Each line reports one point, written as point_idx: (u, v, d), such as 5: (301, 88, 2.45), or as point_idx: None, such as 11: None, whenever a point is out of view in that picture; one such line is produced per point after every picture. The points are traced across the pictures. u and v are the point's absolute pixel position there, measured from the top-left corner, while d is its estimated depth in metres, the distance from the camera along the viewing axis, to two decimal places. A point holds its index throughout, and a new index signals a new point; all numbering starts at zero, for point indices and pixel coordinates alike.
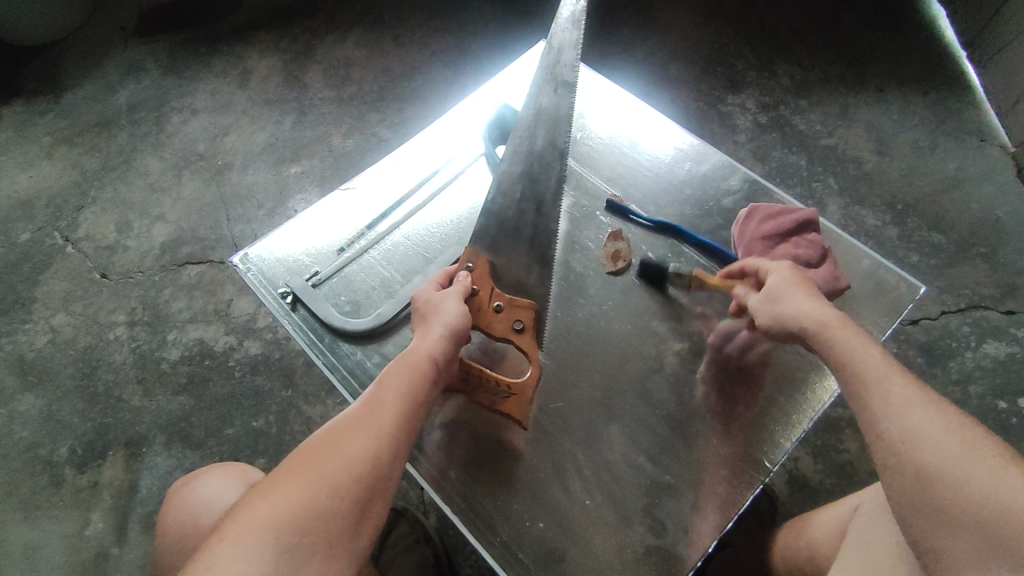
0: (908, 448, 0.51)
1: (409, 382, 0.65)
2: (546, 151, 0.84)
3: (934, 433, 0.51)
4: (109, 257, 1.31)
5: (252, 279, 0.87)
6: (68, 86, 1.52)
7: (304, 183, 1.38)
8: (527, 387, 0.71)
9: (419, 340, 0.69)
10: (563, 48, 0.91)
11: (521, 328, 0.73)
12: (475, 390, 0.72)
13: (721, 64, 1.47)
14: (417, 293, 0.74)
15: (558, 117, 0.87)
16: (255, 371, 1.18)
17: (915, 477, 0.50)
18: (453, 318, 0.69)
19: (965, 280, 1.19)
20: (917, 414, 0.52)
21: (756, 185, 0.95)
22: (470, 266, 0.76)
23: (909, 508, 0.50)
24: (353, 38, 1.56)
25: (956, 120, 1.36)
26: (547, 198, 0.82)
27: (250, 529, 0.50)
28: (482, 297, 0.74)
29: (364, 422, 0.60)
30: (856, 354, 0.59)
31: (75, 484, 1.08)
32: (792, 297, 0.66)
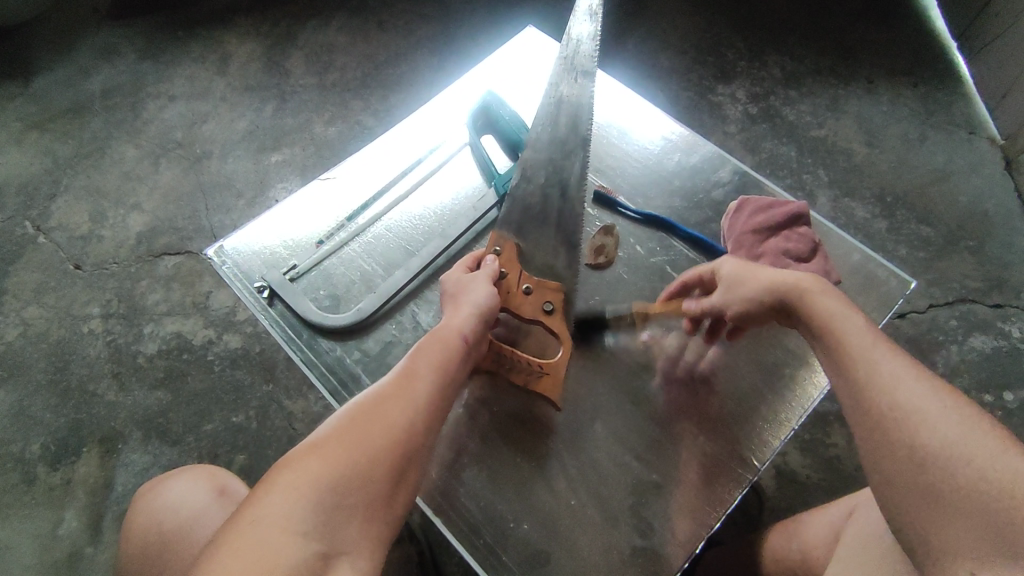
0: (898, 425, 0.49)
1: (441, 357, 0.63)
2: (570, 137, 0.83)
3: (927, 410, 0.48)
4: (83, 248, 1.26)
5: (227, 272, 0.84)
6: (38, 70, 1.46)
7: (285, 172, 1.35)
8: (560, 366, 0.71)
9: (447, 319, 0.67)
10: (583, 40, 0.89)
11: (551, 309, 0.72)
12: (508, 371, 0.71)
13: (711, 54, 1.45)
14: (445, 277, 0.73)
15: (582, 103, 0.85)
16: (235, 365, 1.15)
17: (906, 454, 0.48)
18: (481, 297, 0.68)
19: (953, 273, 1.19)
20: (910, 388, 0.50)
21: (746, 177, 0.93)
22: (497, 249, 0.74)
23: (895, 486, 0.48)
24: (335, 23, 1.52)
25: (945, 112, 1.36)
26: (572, 182, 0.80)
27: (293, 487, 0.49)
28: (511, 279, 0.73)
29: (401, 394, 0.58)
30: (836, 324, 0.57)
31: (48, 482, 1.05)
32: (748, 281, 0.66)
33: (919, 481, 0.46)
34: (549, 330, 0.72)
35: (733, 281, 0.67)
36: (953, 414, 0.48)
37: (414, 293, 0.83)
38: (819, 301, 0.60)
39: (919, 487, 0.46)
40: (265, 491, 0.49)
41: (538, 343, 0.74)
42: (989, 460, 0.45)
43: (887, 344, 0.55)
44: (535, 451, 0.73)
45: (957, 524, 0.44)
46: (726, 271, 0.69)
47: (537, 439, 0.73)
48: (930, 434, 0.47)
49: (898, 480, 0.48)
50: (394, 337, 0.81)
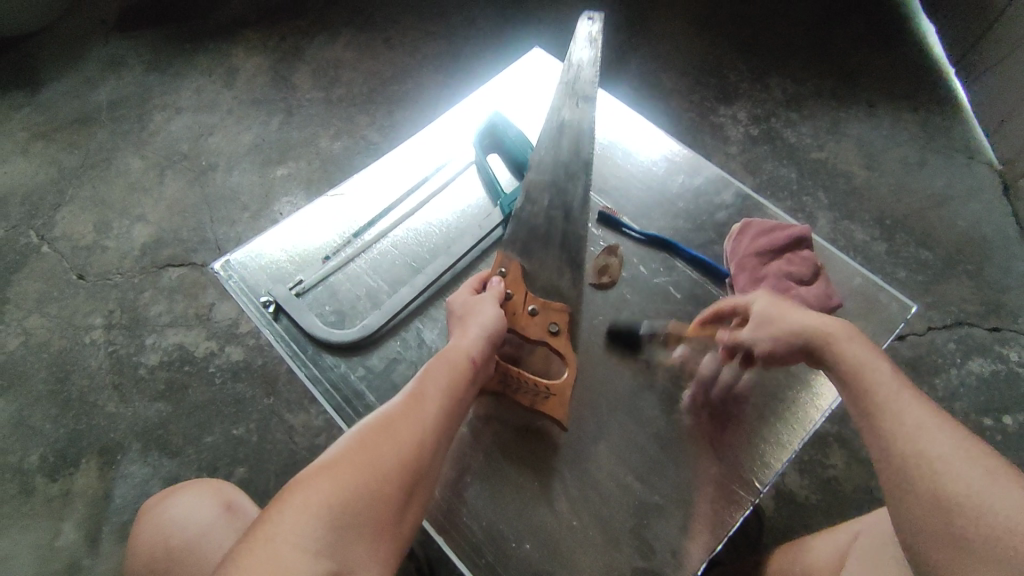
0: (924, 472, 0.48)
1: (448, 378, 0.64)
2: (572, 162, 0.85)
3: (955, 460, 0.48)
4: (87, 258, 1.27)
5: (233, 287, 0.85)
6: (46, 81, 1.47)
7: (291, 186, 1.36)
8: (566, 386, 0.71)
9: (455, 341, 0.68)
10: (583, 65, 0.93)
11: (557, 331, 0.74)
12: (514, 392, 0.72)
13: (713, 75, 1.47)
14: (452, 299, 0.74)
15: (583, 129, 0.88)
16: (237, 377, 1.15)
17: (933, 502, 0.47)
18: (489, 320, 0.69)
19: (952, 296, 1.20)
20: (937, 437, 0.50)
21: (749, 200, 0.94)
22: (502, 271, 0.76)
23: (923, 536, 0.47)
24: (343, 39, 1.54)
25: (944, 137, 1.38)
26: (575, 205, 0.82)
27: (307, 506, 0.49)
28: (516, 301, 0.74)
29: (410, 414, 0.59)
30: (867, 367, 0.57)
31: (46, 493, 1.04)
32: (784, 327, 0.65)
33: (945, 525, 0.45)
34: (555, 351, 0.73)
35: (767, 321, 0.67)
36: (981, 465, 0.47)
37: (419, 310, 0.84)
38: (847, 352, 0.59)
39: (949, 536, 0.45)
40: (279, 508, 0.49)
41: (546, 361, 0.76)
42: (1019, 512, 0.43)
43: (916, 393, 0.54)
44: (541, 469, 0.73)
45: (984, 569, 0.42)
46: (762, 309, 0.68)
47: (546, 456, 0.74)
48: (962, 488, 0.46)
49: (925, 529, 0.47)
50: (398, 354, 0.81)
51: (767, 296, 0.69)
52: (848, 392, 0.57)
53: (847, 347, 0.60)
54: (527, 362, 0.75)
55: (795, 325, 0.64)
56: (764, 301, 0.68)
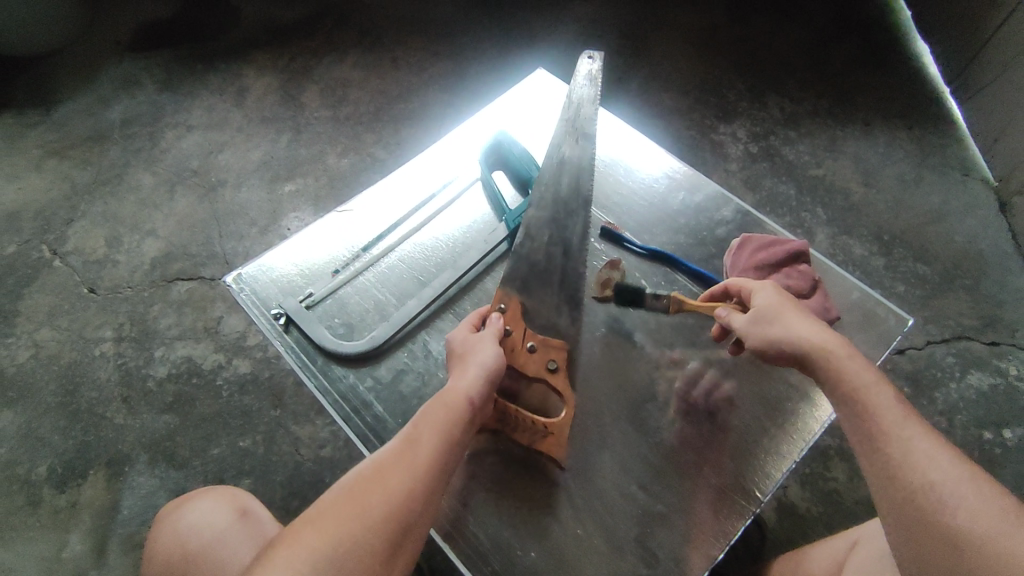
0: (927, 500, 0.49)
1: (444, 420, 0.62)
2: (572, 200, 0.86)
3: (955, 485, 0.49)
4: (98, 272, 1.29)
5: (245, 299, 0.87)
6: (61, 99, 1.51)
7: (298, 202, 1.38)
8: (564, 426, 0.72)
9: (453, 380, 0.67)
10: (584, 104, 0.96)
11: (556, 368, 0.75)
12: (513, 429, 0.73)
13: (712, 95, 1.50)
14: (452, 335, 0.74)
15: (581, 167, 0.90)
16: (244, 390, 1.16)
17: (937, 529, 0.48)
18: (489, 357, 0.69)
19: (950, 310, 1.21)
20: (937, 463, 0.51)
21: (748, 216, 0.96)
22: (502, 307, 0.77)
23: (929, 562, 0.48)
24: (350, 60, 1.58)
25: (939, 155, 1.40)
26: (573, 241, 0.83)
27: (290, 563, 0.49)
28: (516, 337, 0.75)
29: (401, 460, 0.58)
30: (865, 398, 0.57)
31: (54, 504, 1.05)
32: (783, 325, 0.65)
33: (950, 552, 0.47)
34: (553, 388, 0.74)
35: (767, 314, 0.67)
36: (980, 491, 0.48)
37: (426, 322, 0.86)
38: (845, 371, 0.59)
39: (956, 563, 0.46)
40: (264, 565, 0.50)
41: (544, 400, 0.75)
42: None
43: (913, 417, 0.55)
44: (541, 496, 0.73)
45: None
46: (765, 300, 0.68)
47: (545, 484, 0.74)
48: (964, 512, 0.47)
49: (932, 555, 0.48)
50: (406, 365, 0.83)
51: (774, 292, 0.69)
52: (846, 419, 0.58)
53: (843, 366, 0.59)
54: (524, 398, 0.75)
55: (798, 325, 0.64)
56: (771, 296, 0.69)
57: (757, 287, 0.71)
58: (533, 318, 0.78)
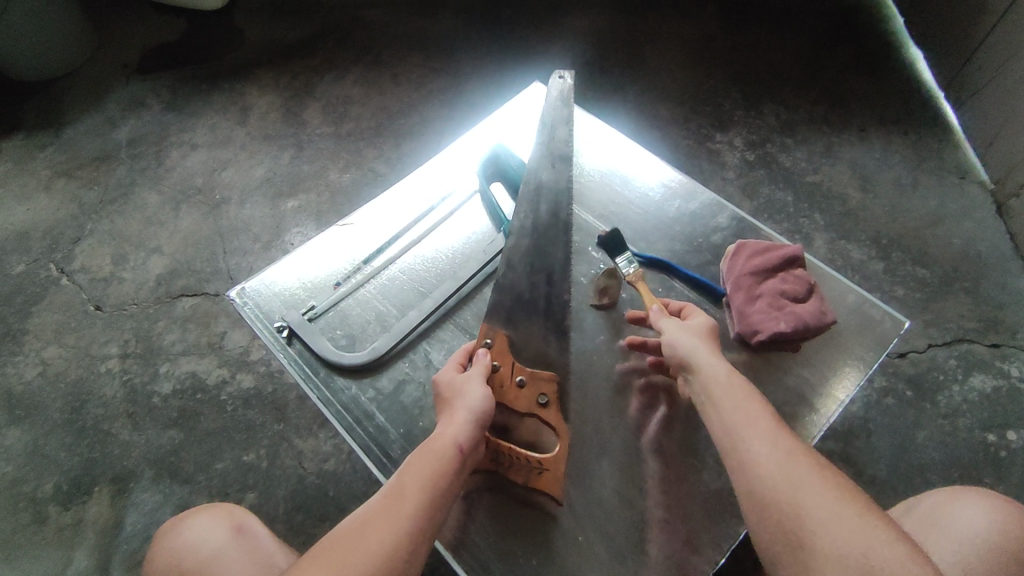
0: (785, 492, 0.54)
1: (430, 471, 0.61)
2: (551, 227, 0.87)
3: (806, 482, 0.54)
4: (104, 290, 1.31)
5: (248, 313, 0.88)
6: (68, 121, 1.54)
7: (301, 218, 1.40)
8: (558, 461, 0.71)
9: (442, 427, 0.66)
10: (557, 125, 0.97)
11: (546, 402, 0.73)
12: (508, 469, 0.71)
13: (709, 104, 1.52)
14: (438, 377, 0.73)
15: (560, 189, 0.90)
16: (248, 404, 1.17)
17: (791, 525, 0.52)
18: (475, 400, 0.67)
19: (950, 313, 1.22)
20: (797, 461, 0.55)
21: (744, 222, 0.97)
22: (488, 342, 0.76)
23: (780, 542, 0.52)
24: (351, 76, 1.61)
25: (935, 159, 1.41)
26: (557, 268, 0.85)
27: None
28: (504, 372, 0.74)
29: (384, 517, 0.57)
30: (743, 412, 0.61)
31: (60, 521, 1.06)
32: (700, 343, 0.69)
33: (800, 537, 0.51)
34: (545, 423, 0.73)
35: (695, 331, 0.71)
36: (831, 486, 0.54)
37: (426, 333, 0.87)
38: (731, 385, 0.63)
39: (804, 546, 0.51)
40: None
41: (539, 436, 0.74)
42: (863, 535, 0.50)
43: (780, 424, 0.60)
44: (540, 532, 0.72)
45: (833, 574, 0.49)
46: (699, 322, 0.73)
47: (544, 520, 0.73)
48: (813, 508, 0.52)
49: (784, 544, 0.52)
50: (407, 375, 0.83)
51: (706, 323, 0.74)
52: (724, 417, 0.61)
53: (732, 382, 0.64)
54: (519, 435, 0.74)
55: (711, 350, 0.68)
56: (706, 324, 0.73)
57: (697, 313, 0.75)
58: (524, 340, 0.79)
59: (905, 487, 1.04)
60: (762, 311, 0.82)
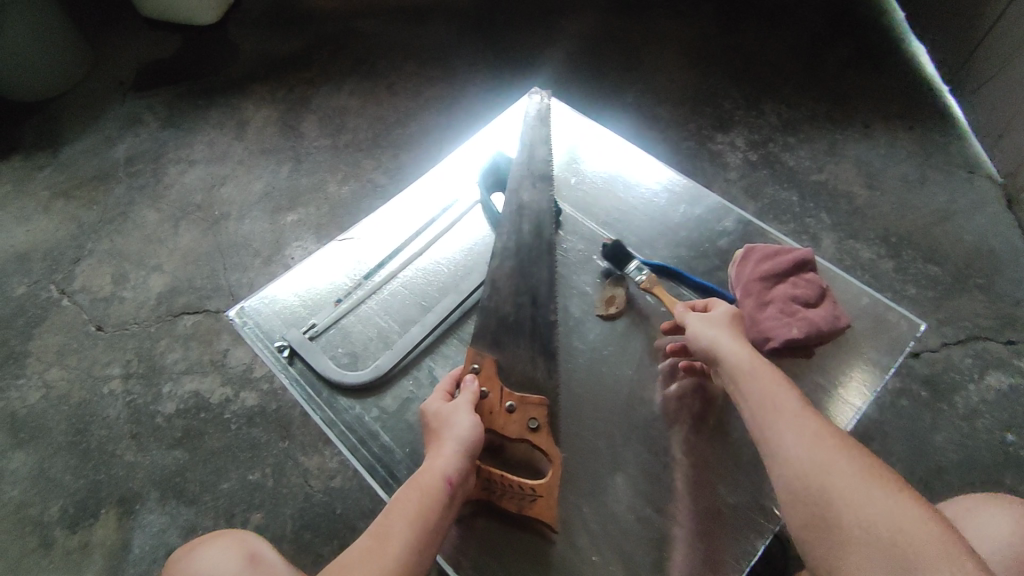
0: (813, 478, 0.54)
1: (419, 507, 0.61)
2: (535, 246, 0.86)
3: (832, 462, 0.54)
4: (105, 310, 1.30)
5: (249, 333, 0.87)
6: (67, 140, 1.53)
7: (301, 231, 1.39)
8: (552, 486, 0.69)
9: (430, 460, 0.66)
10: (534, 144, 0.96)
11: (537, 426, 0.71)
12: (500, 497, 0.69)
13: (709, 104, 1.50)
14: (426, 406, 0.72)
15: (541, 210, 0.89)
16: (252, 422, 1.16)
17: (820, 503, 0.53)
18: (462, 430, 0.67)
19: (964, 311, 1.19)
20: (825, 448, 0.56)
21: (750, 226, 0.95)
22: (475, 367, 0.75)
23: (815, 530, 0.53)
24: (347, 88, 1.60)
25: (942, 154, 1.39)
26: (541, 291, 0.83)
27: None
28: (493, 398, 0.73)
29: (368, 559, 0.57)
30: (768, 397, 0.62)
31: (65, 546, 1.05)
32: (721, 330, 0.71)
33: (833, 524, 0.52)
34: (537, 448, 0.71)
35: (717, 319, 0.72)
36: (862, 470, 0.53)
37: (430, 348, 0.85)
38: (752, 371, 0.64)
39: (839, 533, 0.51)
40: None
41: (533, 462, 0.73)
42: (890, 511, 0.50)
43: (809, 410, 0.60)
44: (536, 560, 0.70)
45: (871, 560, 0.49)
46: (721, 308, 0.75)
47: (537, 546, 0.71)
48: (839, 485, 0.53)
49: (813, 521, 0.53)
50: (412, 394, 0.82)
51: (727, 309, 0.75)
52: (750, 407, 0.62)
53: (750, 369, 0.65)
54: (508, 457, 0.74)
55: (733, 335, 0.70)
56: (729, 311, 0.74)
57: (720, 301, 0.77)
58: (509, 363, 0.77)
59: (923, 491, 1.02)
60: (775, 317, 0.80)
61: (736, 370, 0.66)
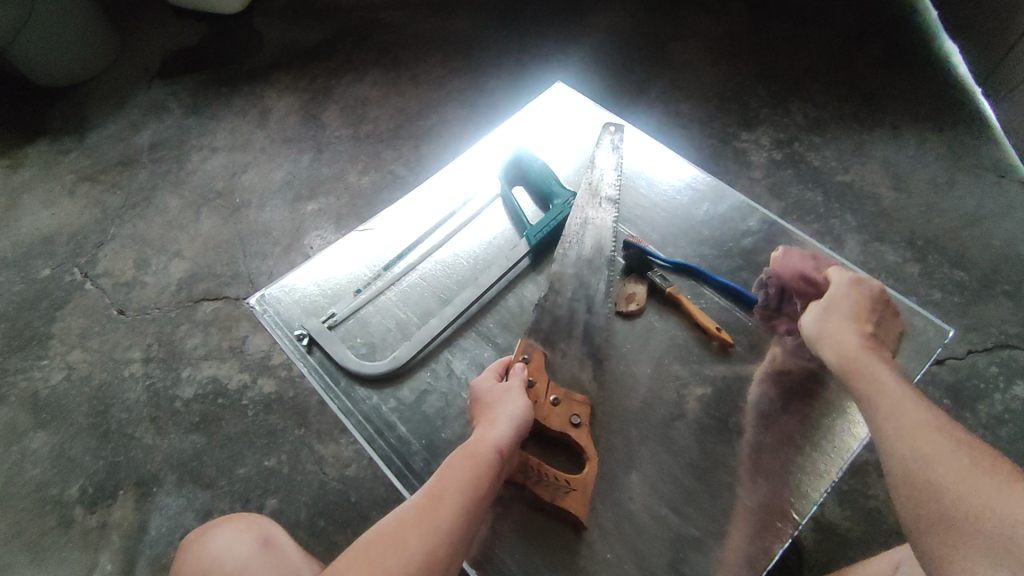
0: (917, 468, 0.53)
1: (471, 473, 0.63)
2: (594, 258, 0.86)
3: (939, 455, 0.52)
4: (127, 294, 1.32)
5: (269, 321, 0.87)
6: (92, 126, 1.55)
7: (321, 221, 1.39)
8: (586, 481, 0.70)
9: (482, 432, 0.68)
10: (606, 170, 0.96)
11: (579, 422, 0.74)
12: (536, 484, 0.70)
13: (734, 102, 1.48)
14: (477, 383, 0.75)
15: (605, 228, 0.89)
16: (269, 410, 1.17)
17: (923, 493, 0.51)
18: (516, 409, 0.70)
19: (990, 318, 1.17)
20: (935, 443, 0.53)
21: (775, 226, 0.94)
22: (525, 358, 0.77)
23: (924, 525, 0.50)
24: (370, 78, 1.59)
25: (973, 157, 1.36)
26: (597, 298, 0.83)
27: None
28: (539, 388, 0.75)
29: (423, 520, 0.59)
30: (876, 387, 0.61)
31: (85, 525, 1.06)
32: (833, 323, 0.69)
33: (938, 516, 0.50)
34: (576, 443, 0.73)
35: (829, 310, 0.71)
36: (978, 468, 0.50)
37: (449, 341, 0.85)
38: (857, 362, 0.64)
39: (939, 522, 0.49)
40: None
41: (565, 461, 0.74)
42: (1003, 502, 0.47)
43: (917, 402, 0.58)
44: (558, 556, 0.69)
45: (985, 557, 0.45)
46: (836, 292, 0.72)
47: (562, 542, 0.70)
48: (938, 474, 0.51)
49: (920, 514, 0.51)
50: (430, 386, 0.82)
51: (849, 293, 0.71)
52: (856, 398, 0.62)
53: (863, 363, 0.63)
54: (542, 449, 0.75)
55: (842, 328, 0.68)
56: (847, 296, 0.71)
57: (838, 279, 0.73)
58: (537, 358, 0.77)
59: None
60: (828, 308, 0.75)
61: (850, 361, 0.64)
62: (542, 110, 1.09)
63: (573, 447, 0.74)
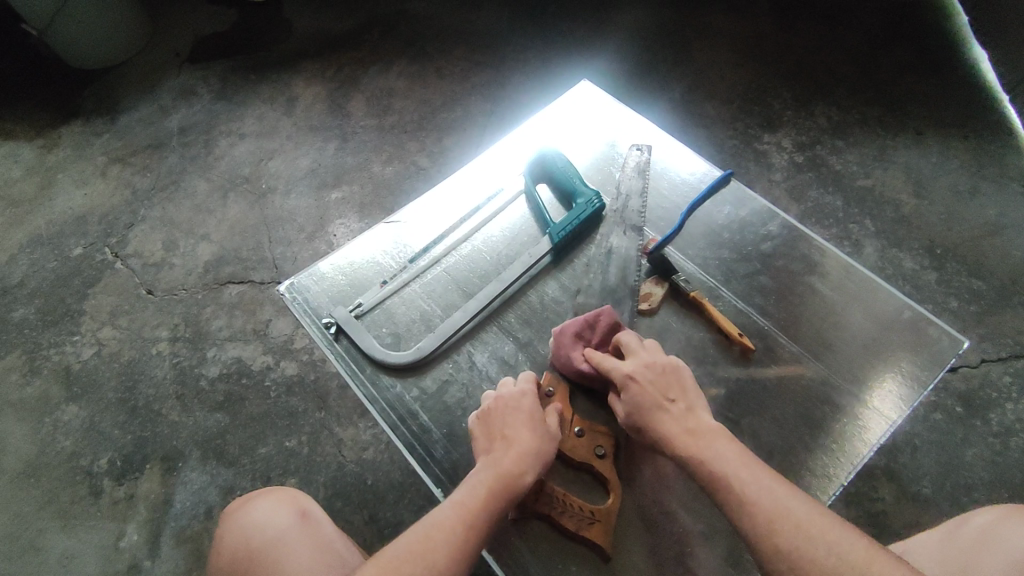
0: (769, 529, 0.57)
1: (501, 499, 0.65)
2: (619, 288, 0.87)
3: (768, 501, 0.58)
4: (155, 275, 1.35)
5: (298, 308, 0.90)
6: (124, 108, 1.59)
7: (344, 209, 1.42)
8: (610, 514, 0.73)
9: (517, 453, 0.68)
10: (631, 195, 0.97)
11: (604, 454, 0.76)
12: (559, 513, 0.72)
13: (756, 103, 1.48)
14: (512, 395, 0.75)
15: (627, 256, 0.91)
16: (290, 392, 1.20)
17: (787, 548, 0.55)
18: (548, 442, 0.71)
19: (1007, 328, 1.17)
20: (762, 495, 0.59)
21: (794, 231, 0.95)
22: (552, 390, 0.79)
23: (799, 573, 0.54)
24: (395, 69, 1.61)
25: (997, 166, 1.35)
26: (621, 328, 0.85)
27: None
28: (564, 421, 0.77)
29: (451, 536, 0.61)
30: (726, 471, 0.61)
31: (113, 496, 1.11)
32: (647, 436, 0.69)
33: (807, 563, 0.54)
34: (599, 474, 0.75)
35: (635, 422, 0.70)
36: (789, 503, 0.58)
37: (470, 334, 0.88)
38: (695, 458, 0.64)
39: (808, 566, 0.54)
40: None
41: (587, 486, 0.76)
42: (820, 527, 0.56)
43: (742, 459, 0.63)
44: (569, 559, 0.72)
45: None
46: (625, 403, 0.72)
47: (572, 553, 0.72)
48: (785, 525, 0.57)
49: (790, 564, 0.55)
50: (451, 376, 0.84)
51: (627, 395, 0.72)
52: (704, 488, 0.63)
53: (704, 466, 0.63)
54: (561, 464, 0.77)
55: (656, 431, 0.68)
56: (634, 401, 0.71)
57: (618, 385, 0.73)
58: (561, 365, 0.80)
59: (948, 505, 1.02)
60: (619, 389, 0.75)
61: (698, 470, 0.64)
62: (566, 107, 1.10)
63: (595, 476, 0.76)
